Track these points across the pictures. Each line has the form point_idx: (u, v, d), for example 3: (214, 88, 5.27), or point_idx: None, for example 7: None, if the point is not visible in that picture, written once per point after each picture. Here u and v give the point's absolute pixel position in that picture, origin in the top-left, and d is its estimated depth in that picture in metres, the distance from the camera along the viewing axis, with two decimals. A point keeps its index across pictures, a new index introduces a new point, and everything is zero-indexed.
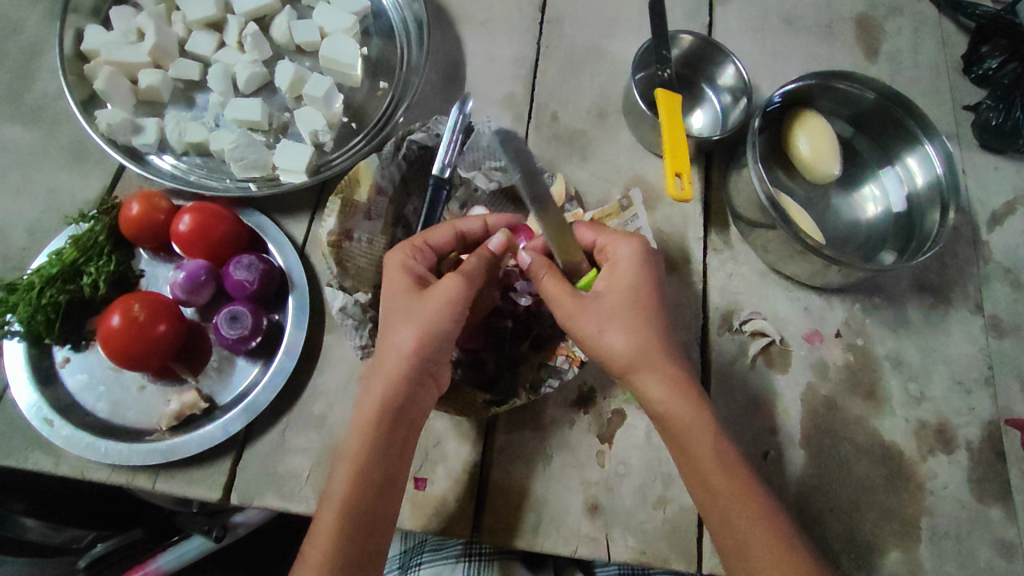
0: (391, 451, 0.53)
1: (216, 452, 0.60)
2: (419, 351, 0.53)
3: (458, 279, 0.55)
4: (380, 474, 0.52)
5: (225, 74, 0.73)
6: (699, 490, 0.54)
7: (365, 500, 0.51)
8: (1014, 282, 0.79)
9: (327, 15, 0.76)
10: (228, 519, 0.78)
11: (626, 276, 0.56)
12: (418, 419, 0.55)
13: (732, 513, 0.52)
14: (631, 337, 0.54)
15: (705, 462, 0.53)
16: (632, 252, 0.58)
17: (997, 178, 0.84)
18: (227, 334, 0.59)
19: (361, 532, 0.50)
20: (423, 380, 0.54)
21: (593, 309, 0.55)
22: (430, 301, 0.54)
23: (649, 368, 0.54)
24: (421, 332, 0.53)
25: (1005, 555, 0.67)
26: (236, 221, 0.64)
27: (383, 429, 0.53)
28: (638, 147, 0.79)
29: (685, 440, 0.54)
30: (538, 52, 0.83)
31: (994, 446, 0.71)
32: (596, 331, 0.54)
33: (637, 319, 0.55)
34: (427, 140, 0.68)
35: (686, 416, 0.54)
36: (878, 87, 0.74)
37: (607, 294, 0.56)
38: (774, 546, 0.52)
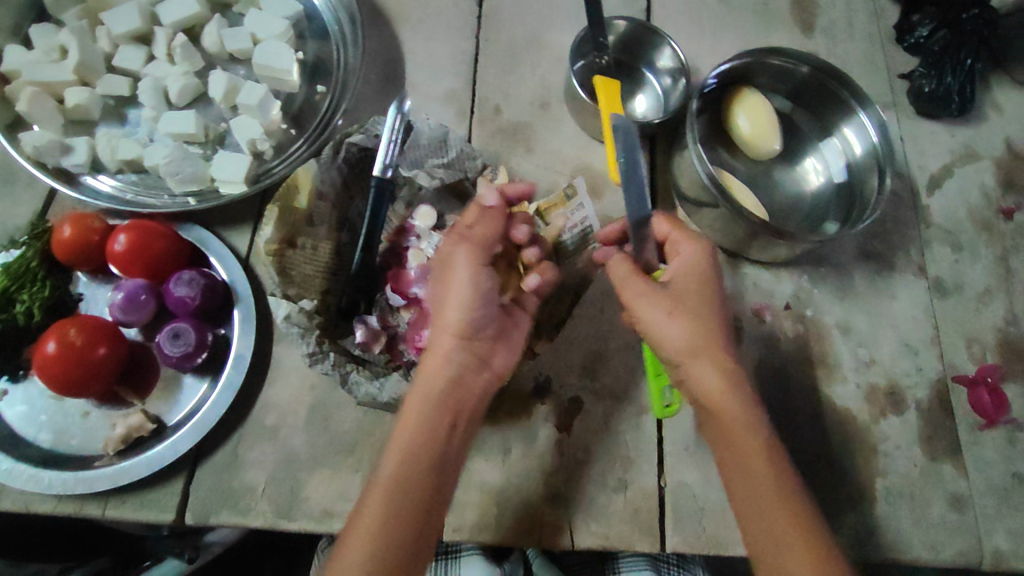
0: (445, 430, 0.53)
1: (167, 474, 0.59)
2: (456, 327, 0.56)
3: (466, 244, 0.58)
4: (426, 454, 0.52)
5: (156, 87, 0.71)
6: (738, 482, 0.54)
7: (410, 477, 0.51)
8: (954, 244, 0.81)
9: (260, 23, 0.75)
10: (200, 540, 0.79)
11: (693, 271, 0.58)
12: (474, 399, 0.56)
13: (771, 511, 0.52)
14: (694, 322, 0.56)
15: (750, 459, 0.53)
16: (699, 251, 0.59)
17: (934, 143, 0.86)
18: (170, 352, 0.59)
19: (403, 511, 0.49)
20: (470, 361, 0.56)
21: (664, 295, 0.56)
22: (453, 273, 0.57)
23: (706, 357, 0.55)
24: (467, 307, 0.56)
25: (956, 509, 0.69)
26: (174, 237, 0.63)
27: (439, 406, 0.54)
28: (582, 135, 0.80)
29: (729, 434, 0.54)
30: (477, 46, 0.83)
31: (942, 404, 0.73)
32: (662, 319, 0.56)
33: (697, 310, 0.56)
34: (366, 142, 0.67)
35: (740, 408, 0.55)
36: (810, 59, 0.75)
37: (676, 285, 0.58)
38: (802, 540, 0.51)
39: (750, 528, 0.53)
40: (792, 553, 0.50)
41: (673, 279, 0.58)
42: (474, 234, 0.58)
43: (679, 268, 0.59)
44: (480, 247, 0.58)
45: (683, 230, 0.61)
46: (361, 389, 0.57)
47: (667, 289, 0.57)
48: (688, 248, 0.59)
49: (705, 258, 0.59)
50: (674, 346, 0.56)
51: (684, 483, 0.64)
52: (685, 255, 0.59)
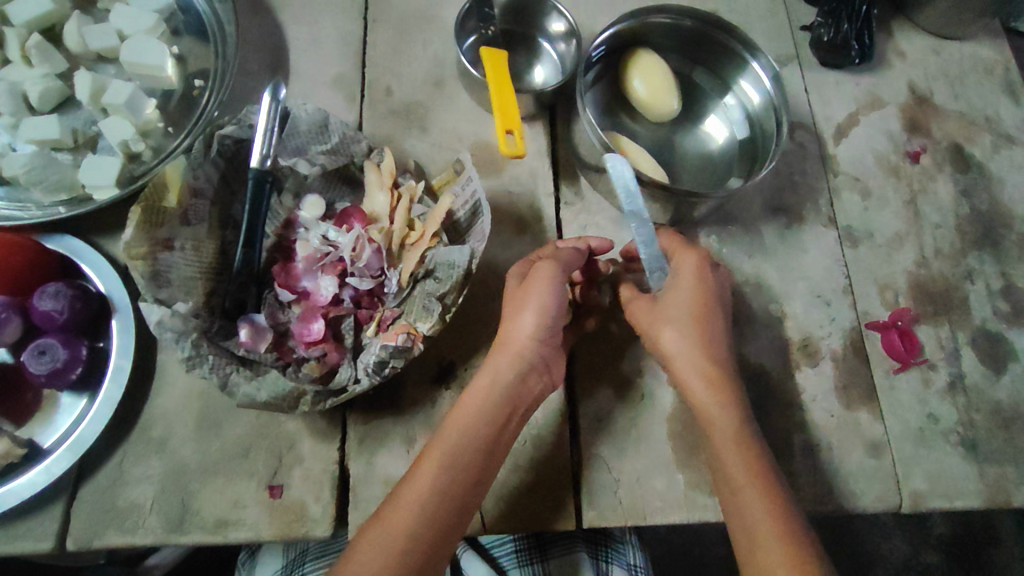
0: (491, 435, 0.53)
1: (45, 499, 0.55)
2: (535, 335, 0.56)
3: (553, 261, 0.58)
4: (472, 454, 0.52)
5: (13, 93, 0.67)
6: (725, 488, 0.56)
7: (450, 480, 0.51)
8: (863, 192, 0.81)
9: (124, 17, 0.71)
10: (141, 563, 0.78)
11: (693, 282, 0.61)
12: (524, 408, 0.56)
13: (753, 507, 0.54)
14: (684, 334, 0.59)
15: (733, 462, 0.56)
16: (694, 262, 0.62)
17: (838, 93, 0.86)
18: (37, 370, 0.55)
19: (438, 513, 0.50)
20: (536, 365, 0.57)
21: (655, 311, 0.61)
22: (534, 282, 0.57)
23: (694, 367, 0.59)
24: (539, 314, 0.56)
25: (874, 455, 0.68)
26: (38, 249, 0.59)
27: (489, 412, 0.54)
28: (478, 110, 0.77)
29: (716, 437, 0.58)
30: (365, 27, 0.80)
31: (857, 351, 0.73)
32: (668, 336, 0.60)
33: (698, 321, 0.60)
34: (240, 133, 0.64)
35: (728, 412, 0.58)
36: (691, 12, 0.73)
37: (669, 299, 0.61)
38: (776, 540, 0.52)
39: (735, 529, 0.55)
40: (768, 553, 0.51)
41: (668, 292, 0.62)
42: (558, 256, 0.59)
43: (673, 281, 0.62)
44: (560, 265, 0.58)
45: (683, 246, 0.63)
46: (239, 391, 0.54)
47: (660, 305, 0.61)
48: (686, 261, 0.62)
49: (702, 266, 0.62)
50: (665, 358, 0.61)
51: (599, 455, 0.64)
52: (682, 270, 0.62)
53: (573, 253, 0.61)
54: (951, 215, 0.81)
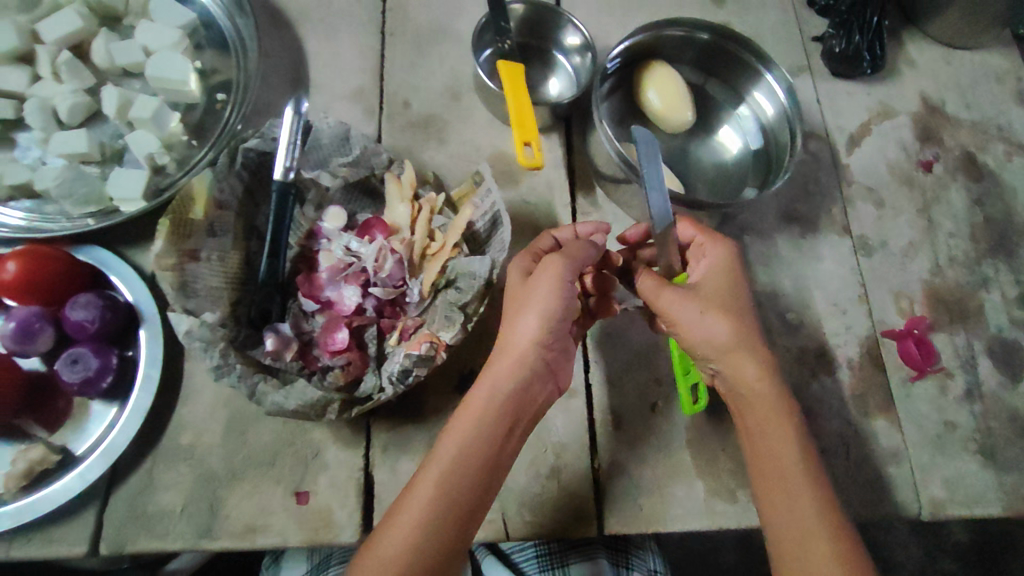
0: (495, 440, 0.53)
1: (77, 505, 0.56)
2: (540, 339, 0.55)
3: (559, 256, 0.56)
4: (480, 462, 0.51)
5: (43, 107, 0.68)
6: (773, 477, 0.55)
7: (457, 486, 0.50)
8: (876, 201, 0.82)
9: (149, 33, 0.73)
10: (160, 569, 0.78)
11: (726, 270, 0.60)
12: (529, 411, 0.56)
13: (799, 502, 0.53)
14: (734, 322, 0.56)
15: (783, 456, 0.55)
16: (724, 253, 0.61)
17: (849, 103, 0.87)
18: (70, 379, 0.57)
19: (446, 518, 0.49)
20: (540, 368, 0.56)
21: (695, 296, 0.57)
22: (539, 282, 0.56)
23: (748, 354, 0.56)
24: (544, 317, 0.55)
25: (893, 462, 0.69)
26: (69, 260, 0.61)
27: (495, 417, 0.53)
28: (495, 122, 0.78)
29: (760, 425, 0.56)
30: (383, 41, 0.82)
31: (873, 359, 0.73)
32: (697, 316, 0.56)
33: (741, 310, 0.57)
34: (263, 146, 0.65)
35: (773, 400, 0.56)
36: (708, 25, 0.74)
37: (706, 287, 0.59)
38: (828, 536, 0.52)
39: (773, 518, 0.54)
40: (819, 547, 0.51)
41: (703, 280, 0.60)
42: (569, 252, 0.57)
43: (705, 271, 0.61)
44: (568, 261, 0.56)
45: (706, 236, 0.62)
46: (268, 399, 0.55)
47: (697, 291, 0.58)
48: (714, 251, 0.61)
49: (733, 259, 0.61)
50: (711, 344, 0.56)
51: (619, 462, 0.64)
52: (709, 259, 0.61)
53: (583, 247, 0.59)
54: (965, 223, 0.82)
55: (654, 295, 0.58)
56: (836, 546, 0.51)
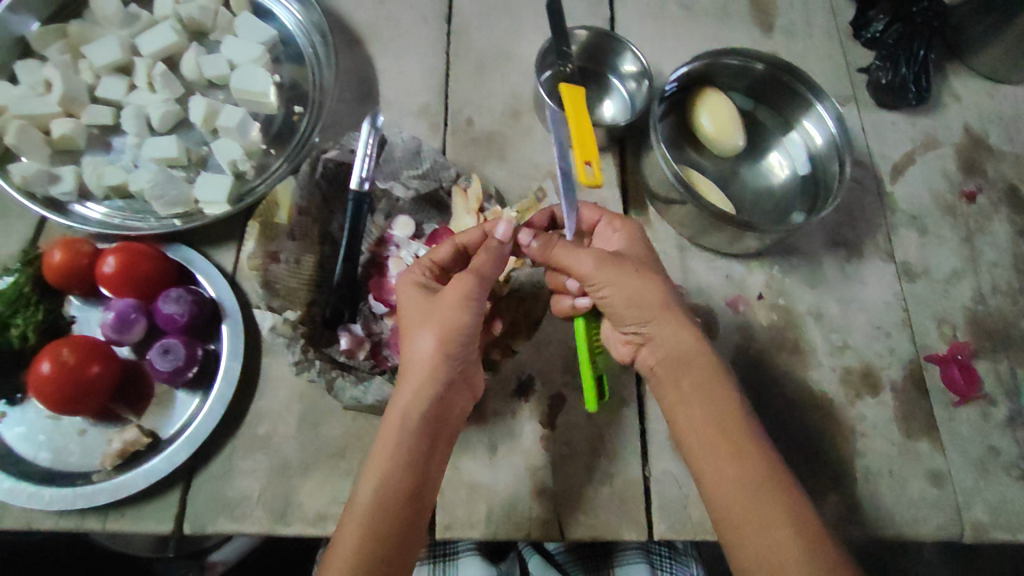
0: (419, 455, 0.54)
1: (164, 486, 0.61)
2: (443, 354, 0.56)
3: (467, 274, 0.57)
4: (407, 477, 0.53)
5: (138, 115, 0.74)
6: (716, 437, 0.54)
7: (389, 502, 0.52)
8: (920, 229, 0.84)
9: (236, 49, 0.78)
10: (205, 559, 0.85)
11: (637, 239, 0.63)
12: (448, 424, 0.57)
13: (742, 459, 0.53)
14: (658, 282, 0.59)
15: (722, 411, 0.55)
16: (631, 227, 0.64)
17: (894, 133, 0.89)
18: (162, 367, 0.61)
19: (384, 533, 0.51)
20: (450, 381, 0.56)
21: (622, 261, 0.59)
22: (445, 300, 0.57)
23: (676, 313, 0.59)
24: (443, 333, 0.56)
25: (935, 484, 0.71)
26: (161, 257, 0.65)
27: (415, 433, 0.54)
28: (553, 141, 0.82)
29: (694, 386, 0.57)
30: (448, 61, 0.86)
31: (916, 382, 0.75)
32: (632, 277, 0.58)
33: (656, 272, 0.60)
34: (342, 156, 0.70)
35: (706, 356, 0.58)
36: (764, 57, 0.78)
37: (629, 253, 0.61)
38: (774, 489, 0.52)
39: (721, 482, 0.53)
40: (770, 502, 0.51)
41: (623, 249, 0.62)
42: (477, 267, 0.58)
43: (619, 243, 0.63)
44: (476, 279, 0.57)
45: (612, 215, 0.65)
46: (347, 394, 0.61)
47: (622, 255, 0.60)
48: (621, 227, 0.64)
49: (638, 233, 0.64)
50: (648, 304, 0.58)
51: (667, 471, 0.67)
52: (620, 233, 0.64)
53: (488, 251, 0.59)
54: (1008, 253, 0.83)
55: (595, 263, 0.58)
56: (790, 501, 0.51)
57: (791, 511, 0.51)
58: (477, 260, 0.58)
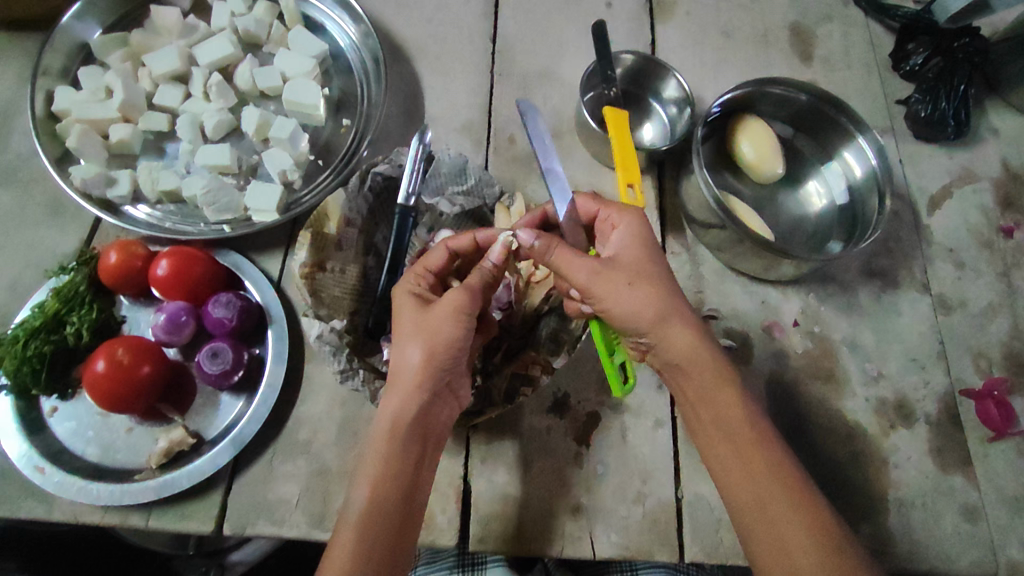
0: (410, 460, 0.55)
1: (206, 486, 0.63)
2: (431, 366, 0.56)
3: (462, 290, 0.58)
4: (398, 486, 0.53)
5: (193, 123, 0.76)
6: (725, 441, 0.56)
7: (382, 510, 0.52)
8: (957, 261, 0.83)
9: (288, 61, 0.80)
10: (226, 558, 0.84)
11: (637, 238, 0.59)
12: (437, 430, 0.58)
13: (750, 459, 0.55)
14: (652, 291, 0.56)
15: (729, 414, 0.56)
16: (635, 219, 0.60)
17: (932, 165, 0.89)
18: (209, 370, 0.62)
19: (380, 541, 0.51)
20: (435, 391, 0.57)
21: (616, 268, 0.57)
22: (435, 314, 0.57)
23: (672, 322, 0.56)
24: (430, 345, 0.56)
25: (970, 519, 0.70)
26: (212, 261, 0.67)
27: (401, 443, 0.55)
28: (593, 162, 0.84)
29: (701, 391, 0.57)
30: (492, 80, 0.88)
31: (951, 416, 0.75)
32: (623, 288, 0.55)
33: (657, 278, 0.57)
34: (391, 171, 0.71)
35: (708, 362, 0.56)
36: (808, 88, 0.79)
37: (625, 257, 0.58)
38: (778, 483, 0.54)
39: (731, 482, 0.55)
40: (779, 501, 0.53)
41: (619, 253, 0.58)
42: (468, 284, 0.59)
43: (620, 243, 0.59)
44: (469, 295, 0.58)
45: (613, 206, 0.61)
46: None
47: (617, 263, 0.57)
48: (622, 219, 0.60)
49: (645, 228, 0.60)
50: (641, 316, 0.55)
51: (701, 495, 0.67)
52: (621, 228, 0.60)
53: (479, 271, 0.61)
54: None
55: (589, 277, 0.56)
56: (790, 498, 0.53)
57: (799, 505, 0.53)
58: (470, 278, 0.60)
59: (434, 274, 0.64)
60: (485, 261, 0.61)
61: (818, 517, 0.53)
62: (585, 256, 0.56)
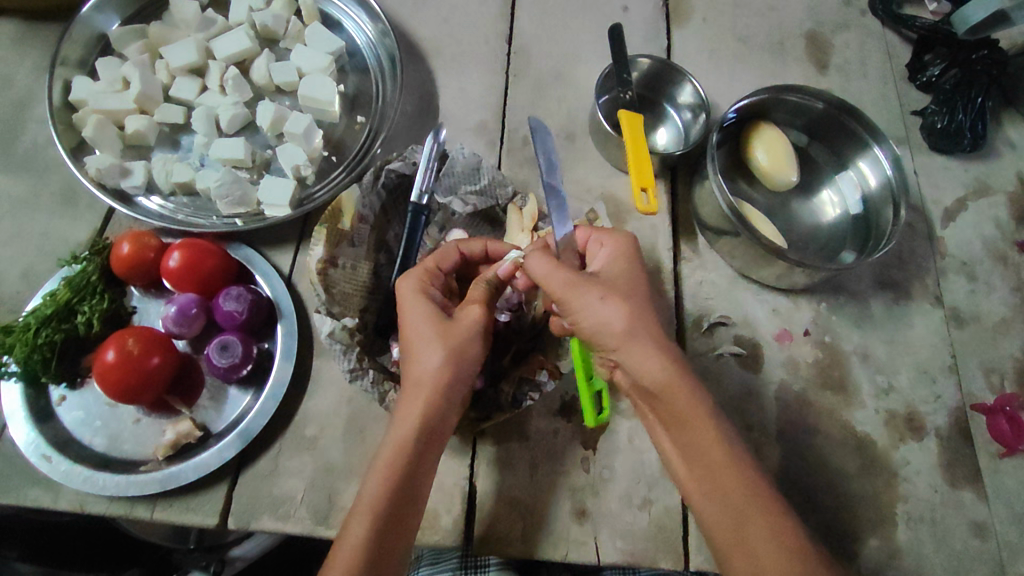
0: (421, 466, 0.54)
1: (212, 479, 0.63)
2: (453, 375, 0.56)
3: (482, 306, 0.59)
4: (411, 490, 0.53)
5: (208, 116, 0.76)
6: (701, 468, 0.55)
7: (392, 514, 0.52)
8: (970, 275, 0.83)
9: (304, 56, 0.80)
10: (226, 553, 0.83)
11: (623, 255, 0.60)
12: (446, 437, 0.57)
13: (727, 485, 0.54)
14: (628, 309, 0.55)
15: (705, 437, 0.55)
16: (621, 240, 0.62)
17: (947, 177, 0.88)
18: (218, 363, 0.62)
19: (386, 543, 0.51)
20: (452, 398, 0.57)
21: (592, 280, 0.56)
22: (461, 325, 0.58)
23: (641, 339, 0.55)
24: (453, 355, 0.56)
25: (979, 535, 0.70)
26: (223, 255, 0.67)
27: (419, 448, 0.54)
28: (607, 165, 0.83)
29: (675, 414, 0.56)
30: (506, 81, 0.88)
31: (961, 430, 0.74)
32: (595, 301, 0.55)
33: (631, 296, 0.57)
34: (404, 168, 0.71)
35: (677, 384, 0.55)
36: (825, 96, 0.78)
37: (608, 273, 0.59)
38: (756, 510, 0.53)
39: (707, 506, 0.55)
40: (754, 529, 0.52)
41: (602, 269, 0.59)
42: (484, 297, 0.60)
43: (604, 259, 0.61)
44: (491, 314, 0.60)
45: (601, 231, 0.63)
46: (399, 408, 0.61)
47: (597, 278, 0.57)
48: (611, 241, 0.61)
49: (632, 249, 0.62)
50: (609, 332, 0.55)
51: None
52: (607, 249, 0.61)
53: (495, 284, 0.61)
54: None
55: (565, 288, 0.56)
56: (765, 525, 0.52)
57: (775, 530, 0.52)
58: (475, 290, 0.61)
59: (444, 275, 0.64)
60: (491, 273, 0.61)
61: (796, 543, 0.52)
62: (559, 265, 0.56)
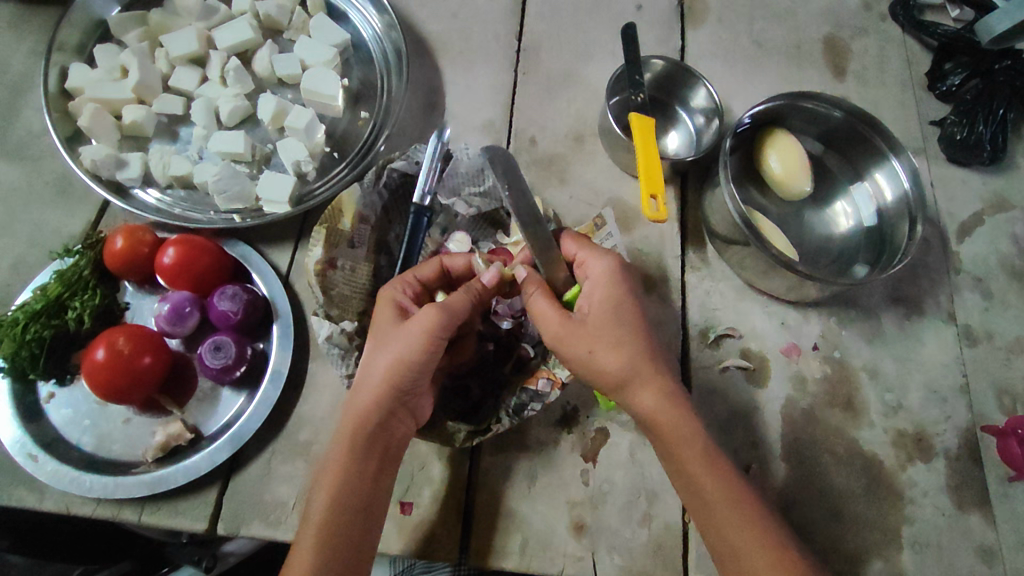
0: (369, 472, 0.54)
1: (203, 482, 0.62)
2: (392, 380, 0.54)
3: (434, 308, 0.55)
4: (356, 498, 0.53)
5: (208, 108, 0.74)
6: (698, 509, 0.54)
7: (340, 525, 0.52)
8: (985, 292, 0.80)
9: (308, 49, 0.77)
10: (217, 549, 0.76)
11: (608, 289, 0.57)
12: (394, 445, 0.56)
13: (723, 515, 0.53)
14: (620, 352, 0.55)
15: (698, 469, 0.54)
16: (608, 264, 0.59)
17: (965, 190, 0.85)
18: (211, 364, 0.61)
19: (339, 556, 0.51)
20: (396, 408, 0.55)
21: (581, 331, 0.55)
22: (407, 329, 0.55)
23: (635, 382, 0.55)
24: (399, 358, 0.55)
25: (985, 561, 0.68)
26: (218, 252, 0.65)
27: (361, 452, 0.54)
28: (616, 169, 0.81)
29: (673, 445, 0.55)
30: (515, 79, 0.85)
31: (971, 452, 0.72)
32: (582, 353, 0.55)
33: (624, 337, 0.55)
34: (407, 168, 0.68)
35: (677, 422, 0.55)
36: (844, 105, 0.76)
37: (596, 307, 0.57)
38: (761, 543, 0.52)
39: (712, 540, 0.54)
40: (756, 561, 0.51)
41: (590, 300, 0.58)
42: (446, 304, 0.56)
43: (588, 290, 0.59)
44: (444, 316, 0.55)
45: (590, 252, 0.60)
46: None
47: (583, 321, 0.56)
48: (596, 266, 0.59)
49: (617, 275, 0.58)
50: (605, 379, 0.55)
51: None
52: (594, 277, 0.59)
53: (461, 291, 0.58)
54: None
55: (555, 333, 0.56)
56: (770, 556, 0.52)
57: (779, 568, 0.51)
58: (451, 298, 0.57)
59: (425, 285, 0.63)
60: (475, 283, 0.60)
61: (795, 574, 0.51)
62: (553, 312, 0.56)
